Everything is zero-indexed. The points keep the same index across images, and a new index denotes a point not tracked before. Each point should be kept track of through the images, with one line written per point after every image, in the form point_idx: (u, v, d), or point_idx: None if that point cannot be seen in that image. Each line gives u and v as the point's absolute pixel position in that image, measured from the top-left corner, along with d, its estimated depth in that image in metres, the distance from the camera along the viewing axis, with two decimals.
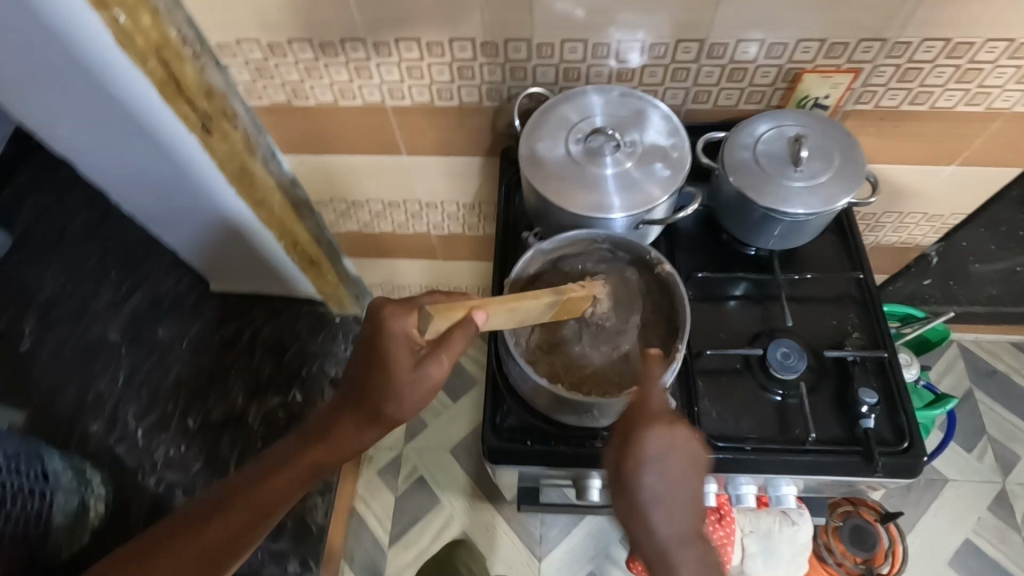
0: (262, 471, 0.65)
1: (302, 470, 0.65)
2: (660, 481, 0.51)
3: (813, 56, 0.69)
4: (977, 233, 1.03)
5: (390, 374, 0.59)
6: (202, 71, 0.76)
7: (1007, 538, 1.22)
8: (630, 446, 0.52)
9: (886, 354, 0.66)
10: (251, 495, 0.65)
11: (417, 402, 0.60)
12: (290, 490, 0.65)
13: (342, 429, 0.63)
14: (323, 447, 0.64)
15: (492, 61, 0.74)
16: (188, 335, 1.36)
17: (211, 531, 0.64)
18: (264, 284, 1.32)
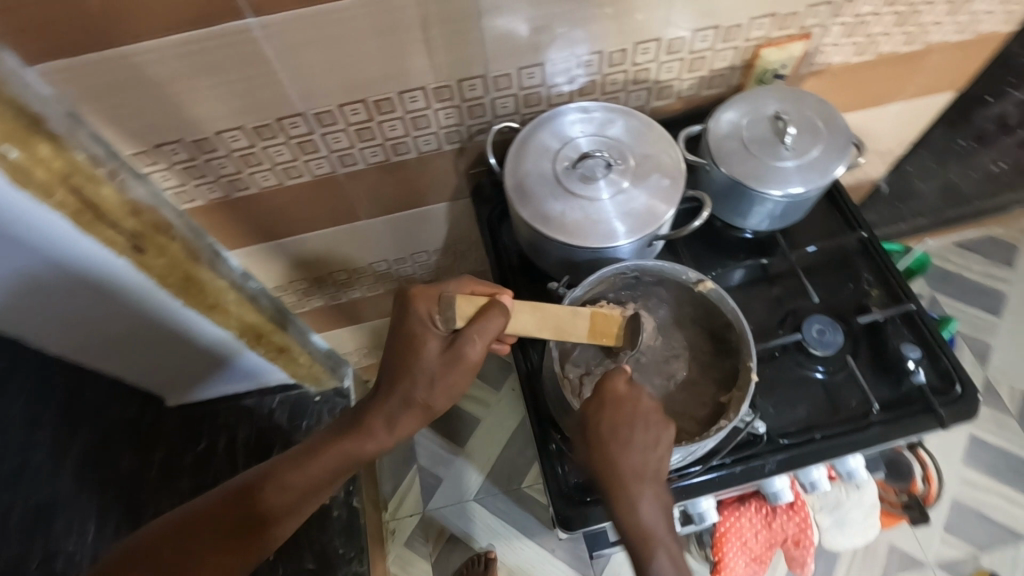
0: (293, 462, 0.62)
1: (331, 463, 0.61)
2: (627, 424, 0.54)
3: (767, 31, 0.69)
4: (920, 156, 1.08)
5: (424, 366, 0.57)
6: (124, 190, 0.66)
7: (1004, 424, 1.30)
8: (598, 395, 0.55)
9: (912, 306, 0.67)
10: (276, 485, 0.61)
11: (449, 389, 0.58)
12: (315, 486, 0.61)
13: (376, 416, 0.60)
14: (356, 435, 0.60)
15: (448, 104, 0.69)
16: (153, 464, 1.16)
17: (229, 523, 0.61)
18: (231, 386, 1.19)
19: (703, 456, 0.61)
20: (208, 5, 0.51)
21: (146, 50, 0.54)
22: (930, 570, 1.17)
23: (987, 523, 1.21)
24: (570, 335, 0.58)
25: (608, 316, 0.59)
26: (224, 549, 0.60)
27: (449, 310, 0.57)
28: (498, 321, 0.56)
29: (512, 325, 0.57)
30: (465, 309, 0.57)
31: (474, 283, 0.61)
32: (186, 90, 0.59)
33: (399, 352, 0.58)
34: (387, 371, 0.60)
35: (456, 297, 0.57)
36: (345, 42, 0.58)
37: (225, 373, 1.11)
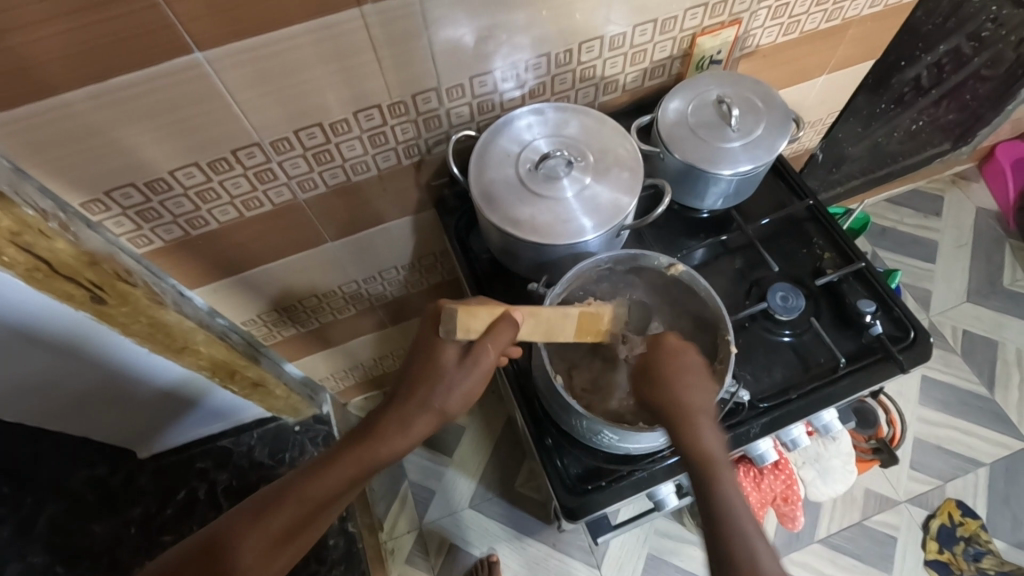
0: (307, 472, 0.59)
1: (349, 470, 0.58)
2: (690, 368, 0.57)
3: (700, 20, 0.72)
4: (849, 122, 1.15)
5: (443, 374, 0.58)
6: (76, 240, 0.62)
7: (950, 361, 1.39)
8: (659, 346, 0.58)
9: (862, 264, 0.73)
10: (293, 501, 0.58)
11: (469, 391, 0.58)
12: (332, 497, 0.58)
13: (389, 419, 0.59)
14: (372, 441, 0.58)
15: (404, 120, 0.69)
16: (131, 520, 0.92)
17: (249, 550, 0.57)
18: (199, 430, 0.99)
19: None
20: (152, 44, 0.50)
21: (90, 96, 0.53)
22: (903, 507, 1.25)
23: (948, 456, 1.30)
24: (558, 338, 0.60)
25: (596, 315, 0.61)
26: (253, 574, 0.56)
27: (459, 323, 0.57)
28: (512, 334, 0.57)
29: (521, 334, 0.59)
30: (479, 318, 0.57)
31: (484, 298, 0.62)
32: (136, 134, 0.58)
33: (419, 365, 0.59)
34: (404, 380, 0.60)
35: (457, 309, 0.57)
36: (298, 68, 0.58)
37: (190, 415, 0.93)
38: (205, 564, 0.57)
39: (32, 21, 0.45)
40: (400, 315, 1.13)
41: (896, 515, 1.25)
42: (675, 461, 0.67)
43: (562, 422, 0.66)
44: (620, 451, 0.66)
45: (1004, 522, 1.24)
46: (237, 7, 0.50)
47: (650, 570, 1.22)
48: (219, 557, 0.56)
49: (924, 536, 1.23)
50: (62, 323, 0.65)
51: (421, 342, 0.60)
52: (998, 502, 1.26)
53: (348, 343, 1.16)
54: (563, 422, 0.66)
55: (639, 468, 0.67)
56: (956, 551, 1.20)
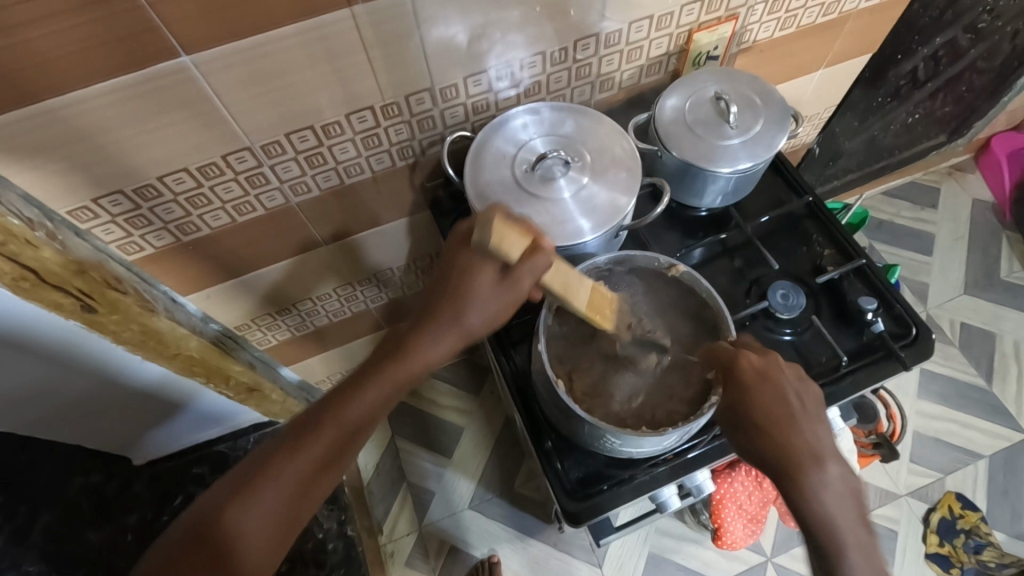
0: (337, 397, 0.54)
1: (385, 385, 0.55)
2: (782, 400, 0.55)
3: (696, 16, 0.71)
4: (846, 116, 1.15)
5: (476, 290, 0.56)
6: (62, 249, 0.61)
7: (949, 353, 1.39)
8: (742, 377, 0.57)
9: (862, 261, 0.72)
10: (327, 427, 0.53)
11: (501, 307, 0.56)
12: (365, 421, 0.54)
13: (422, 337, 0.56)
14: (406, 357, 0.55)
15: (397, 121, 0.68)
16: (127, 528, 0.86)
17: (285, 481, 0.51)
18: (194, 435, 0.97)
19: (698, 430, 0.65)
20: (137, 47, 0.49)
21: (75, 102, 0.51)
22: (903, 501, 1.25)
23: (947, 449, 1.30)
24: (573, 300, 0.57)
25: (605, 296, 0.61)
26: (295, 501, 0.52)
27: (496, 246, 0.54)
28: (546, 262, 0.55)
29: (545, 277, 0.56)
30: (512, 242, 0.54)
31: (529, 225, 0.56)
32: (125, 139, 0.57)
33: (454, 282, 0.57)
34: (434, 299, 0.58)
35: (494, 222, 0.54)
36: (288, 71, 0.57)
37: (185, 422, 0.92)
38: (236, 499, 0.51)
39: (14, 24, 0.44)
40: (397, 316, 1.12)
41: (896, 509, 1.25)
42: (677, 463, 0.67)
43: (561, 426, 0.66)
44: (621, 455, 0.65)
45: (1004, 514, 1.25)
46: (225, 8, 0.48)
47: (651, 568, 1.22)
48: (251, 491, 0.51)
49: (924, 529, 1.23)
50: (50, 334, 0.63)
51: (452, 260, 0.58)
52: (998, 494, 1.26)
53: (344, 345, 1.15)
54: (563, 426, 0.65)
55: (641, 471, 0.66)
56: (956, 544, 1.20)
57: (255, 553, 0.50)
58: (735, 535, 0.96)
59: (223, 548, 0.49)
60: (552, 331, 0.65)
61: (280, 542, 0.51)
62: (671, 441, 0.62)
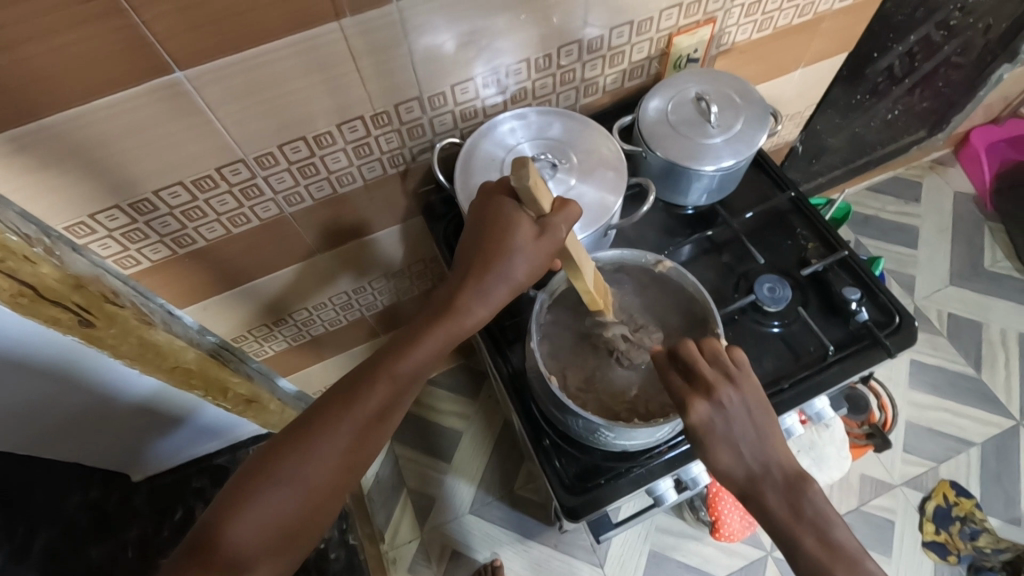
0: (389, 352, 0.54)
1: (437, 341, 0.54)
2: (731, 439, 0.53)
3: (676, 20, 0.73)
4: (826, 113, 1.17)
5: (517, 247, 0.55)
6: (60, 264, 0.61)
7: (937, 344, 1.42)
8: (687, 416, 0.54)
9: (845, 252, 0.74)
10: (381, 383, 0.53)
11: (535, 264, 0.56)
12: (416, 376, 0.54)
13: (468, 294, 0.55)
14: (454, 316, 0.55)
15: (387, 129, 0.70)
16: (128, 543, 0.85)
17: (341, 437, 0.51)
18: (196, 448, 0.97)
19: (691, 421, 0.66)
20: (130, 63, 0.50)
21: (72, 118, 0.52)
22: (899, 490, 1.27)
23: (940, 437, 1.32)
24: (584, 272, 0.58)
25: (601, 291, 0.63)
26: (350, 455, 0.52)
27: (529, 198, 0.54)
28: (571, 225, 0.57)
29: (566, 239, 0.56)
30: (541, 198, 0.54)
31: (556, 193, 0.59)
32: (122, 153, 0.58)
33: (495, 237, 0.56)
34: (477, 255, 0.56)
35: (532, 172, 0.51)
36: (278, 82, 0.58)
37: (182, 436, 0.92)
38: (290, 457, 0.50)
39: (10, 44, 0.45)
40: (393, 323, 1.13)
41: (892, 499, 1.26)
42: (672, 455, 0.68)
43: (558, 422, 0.67)
44: (617, 448, 0.66)
45: (997, 499, 1.26)
46: (216, 23, 0.50)
47: (653, 566, 1.23)
48: (308, 447, 0.51)
49: (920, 518, 1.24)
50: (49, 349, 0.64)
51: (489, 214, 0.58)
52: (991, 481, 1.28)
53: (341, 354, 1.16)
54: (560, 423, 0.66)
55: (639, 464, 0.67)
56: (952, 531, 1.22)
57: (314, 503, 0.51)
58: (733, 527, 0.96)
59: (282, 503, 0.50)
60: (545, 330, 0.67)
61: (336, 495, 0.52)
62: (664, 433, 0.63)
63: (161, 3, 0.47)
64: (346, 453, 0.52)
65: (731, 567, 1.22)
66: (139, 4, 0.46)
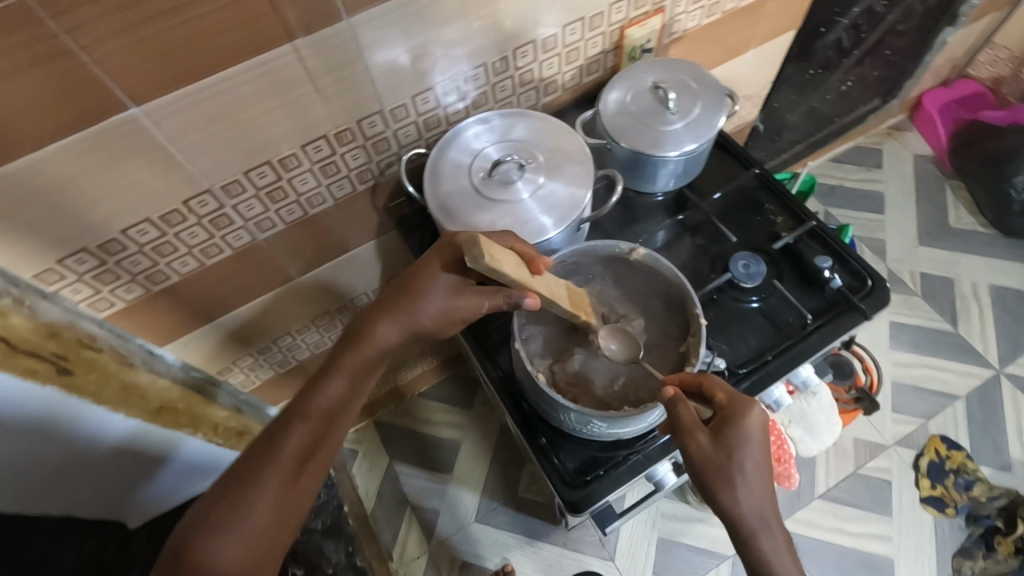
0: (303, 393, 0.58)
1: (345, 375, 0.58)
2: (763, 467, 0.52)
3: (626, 13, 0.75)
4: (781, 91, 1.20)
5: (430, 284, 0.60)
6: (33, 314, 0.62)
7: (914, 304, 1.45)
8: (740, 428, 0.52)
9: (813, 223, 0.76)
10: (301, 420, 0.56)
11: (450, 296, 0.61)
12: (337, 408, 0.58)
13: (370, 325, 0.60)
14: (363, 344, 0.59)
15: (353, 146, 0.70)
16: None
17: (268, 477, 0.52)
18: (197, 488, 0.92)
19: None
20: (83, 104, 0.50)
21: (31, 164, 0.51)
22: (892, 450, 1.30)
23: (926, 394, 1.35)
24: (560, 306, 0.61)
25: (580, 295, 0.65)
26: (281, 496, 0.52)
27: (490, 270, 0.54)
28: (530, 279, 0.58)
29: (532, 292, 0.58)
30: (506, 268, 0.54)
31: (518, 244, 0.60)
32: (85, 195, 0.57)
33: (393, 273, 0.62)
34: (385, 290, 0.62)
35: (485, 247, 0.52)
36: (237, 109, 0.58)
37: (171, 486, 0.86)
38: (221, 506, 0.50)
39: None
40: None
41: (886, 459, 1.29)
42: (667, 439, 0.68)
43: (551, 419, 0.67)
44: (612, 438, 0.67)
45: (988, 449, 1.30)
46: (169, 55, 0.50)
47: (663, 553, 1.23)
48: (238, 494, 0.51)
49: (916, 475, 1.27)
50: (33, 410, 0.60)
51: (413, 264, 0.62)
52: (979, 431, 1.31)
53: None
54: (553, 419, 0.67)
55: (635, 449, 0.68)
56: (948, 484, 1.24)
57: (254, 551, 0.50)
58: None
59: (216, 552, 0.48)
60: (529, 329, 0.68)
61: (280, 545, 0.52)
62: (656, 416, 0.64)
63: (110, 41, 0.47)
64: (276, 494, 0.52)
65: None
66: (87, 44, 0.46)
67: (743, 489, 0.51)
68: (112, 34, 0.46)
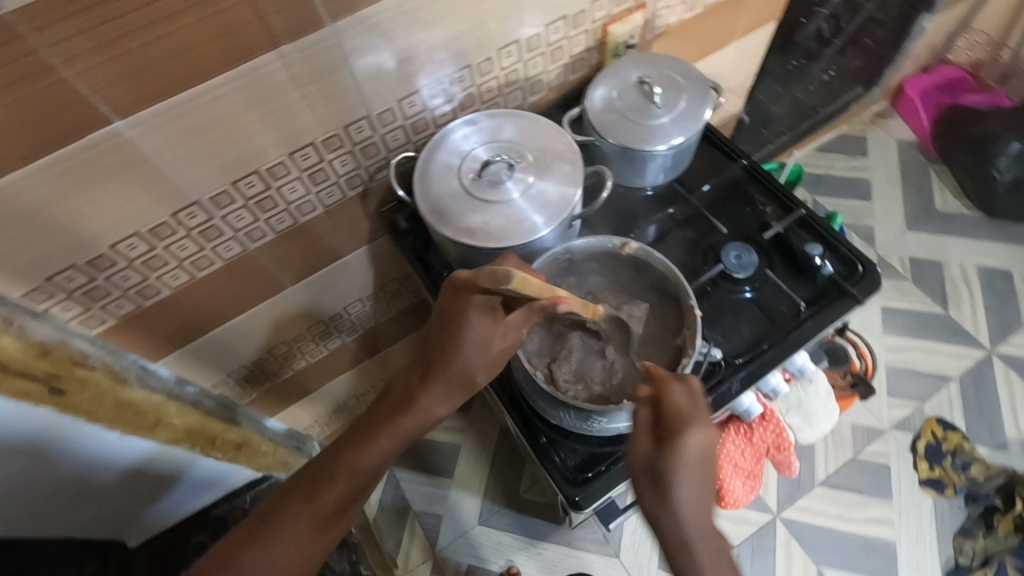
0: (350, 447, 0.59)
1: (392, 443, 0.60)
2: (694, 482, 0.51)
3: (608, 9, 0.75)
4: (765, 82, 1.21)
5: (470, 340, 0.60)
6: (23, 334, 0.61)
7: (903, 289, 1.46)
8: (668, 446, 0.52)
9: (801, 211, 0.77)
10: (341, 478, 0.58)
11: (493, 359, 0.60)
12: (376, 470, 0.60)
13: (420, 393, 0.60)
14: (413, 412, 0.60)
15: (341, 152, 0.70)
16: None
17: (300, 528, 0.56)
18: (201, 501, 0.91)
19: None
20: (67, 120, 0.49)
21: (13, 182, 0.51)
22: (890, 434, 1.31)
23: (920, 377, 1.36)
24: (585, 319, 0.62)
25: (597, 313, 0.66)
26: (307, 544, 0.56)
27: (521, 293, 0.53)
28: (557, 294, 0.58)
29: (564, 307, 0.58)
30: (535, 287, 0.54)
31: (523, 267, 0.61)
32: (73, 210, 0.56)
33: (446, 330, 0.60)
34: (438, 345, 0.61)
35: (516, 274, 0.51)
36: (222, 118, 0.57)
37: (171, 495, 0.86)
38: (252, 543, 0.56)
39: None
40: (375, 346, 1.12)
41: (884, 444, 1.30)
42: None
43: (550, 416, 0.67)
44: (612, 433, 0.67)
45: (982, 429, 1.31)
46: (152, 67, 0.49)
47: None
48: (269, 536, 0.56)
49: (914, 458, 1.28)
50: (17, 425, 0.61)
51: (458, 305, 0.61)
52: (973, 411, 1.32)
53: (326, 386, 1.15)
54: (551, 417, 0.67)
55: None
56: (945, 465, 1.26)
57: None
58: (737, 494, 0.92)
59: None
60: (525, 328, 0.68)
61: None
62: None
63: (92, 55, 0.46)
64: (303, 545, 0.56)
65: (743, 536, 1.23)
66: (68, 58, 0.46)
67: (665, 506, 0.51)
68: (94, 48, 0.46)
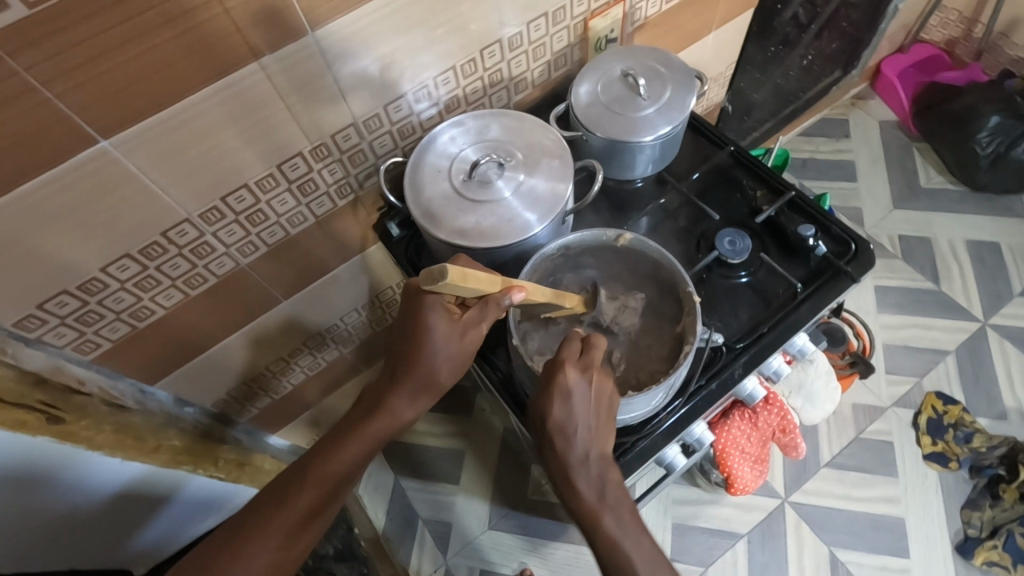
0: (323, 450, 0.60)
1: (365, 444, 0.60)
2: (568, 419, 0.58)
3: (588, 4, 0.75)
4: (745, 70, 1.22)
5: (435, 341, 0.58)
6: (16, 364, 0.62)
7: (895, 266, 1.48)
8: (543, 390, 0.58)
9: (792, 193, 0.77)
10: (314, 481, 0.59)
11: (456, 355, 0.59)
12: (349, 473, 0.60)
13: (392, 393, 0.61)
14: (384, 415, 0.61)
15: (329, 161, 0.69)
16: None
17: (274, 534, 0.56)
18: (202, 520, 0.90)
19: (687, 380, 0.67)
20: (50, 143, 0.49)
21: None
22: (891, 412, 1.31)
23: (917, 353, 1.37)
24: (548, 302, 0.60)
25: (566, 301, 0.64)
26: (286, 549, 0.56)
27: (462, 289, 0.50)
28: (507, 283, 0.55)
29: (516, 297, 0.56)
30: (476, 283, 0.50)
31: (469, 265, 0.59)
32: (64, 233, 0.56)
33: (410, 331, 0.59)
34: (406, 347, 0.60)
35: (452, 269, 0.47)
36: (206, 132, 0.57)
37: (175, 517, 0.84)
38: (225, 551, 0.55)
39: None
40: (373, 355, 1.12)
41: (886, 421, 1.31)
42: (673, 422, 0.68)
43: None
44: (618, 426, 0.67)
45: (981, 399, 1.32)
46: (133, 84, 0.49)
47: (679, 539, 1.23)
48: (244, 543, 0.55)
49: (916, 433, 1.29)
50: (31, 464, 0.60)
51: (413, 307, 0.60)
52: (972, 383, 1.33)
53: (326, 399, 1.14)
54: None
55: (639, 435, 0.67)
56: (947, 439, 1.26)
57: None
58: (745, 480, 0.93)
59: None
60: (524, 327, 0.68)
61: None
62: (660, 398, 0.64)
63: (72, 75, 0.46)
64: (277, 549, 0.56)
65: (752, 522, 1.23)
66: (49, 79, 0.45)
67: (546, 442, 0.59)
68: (74, 68, 0.46)
